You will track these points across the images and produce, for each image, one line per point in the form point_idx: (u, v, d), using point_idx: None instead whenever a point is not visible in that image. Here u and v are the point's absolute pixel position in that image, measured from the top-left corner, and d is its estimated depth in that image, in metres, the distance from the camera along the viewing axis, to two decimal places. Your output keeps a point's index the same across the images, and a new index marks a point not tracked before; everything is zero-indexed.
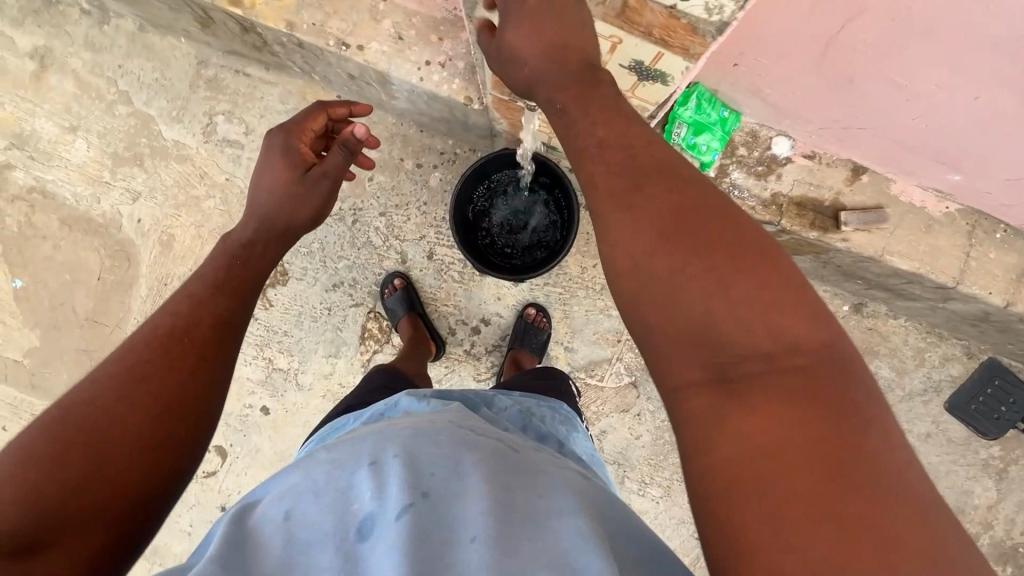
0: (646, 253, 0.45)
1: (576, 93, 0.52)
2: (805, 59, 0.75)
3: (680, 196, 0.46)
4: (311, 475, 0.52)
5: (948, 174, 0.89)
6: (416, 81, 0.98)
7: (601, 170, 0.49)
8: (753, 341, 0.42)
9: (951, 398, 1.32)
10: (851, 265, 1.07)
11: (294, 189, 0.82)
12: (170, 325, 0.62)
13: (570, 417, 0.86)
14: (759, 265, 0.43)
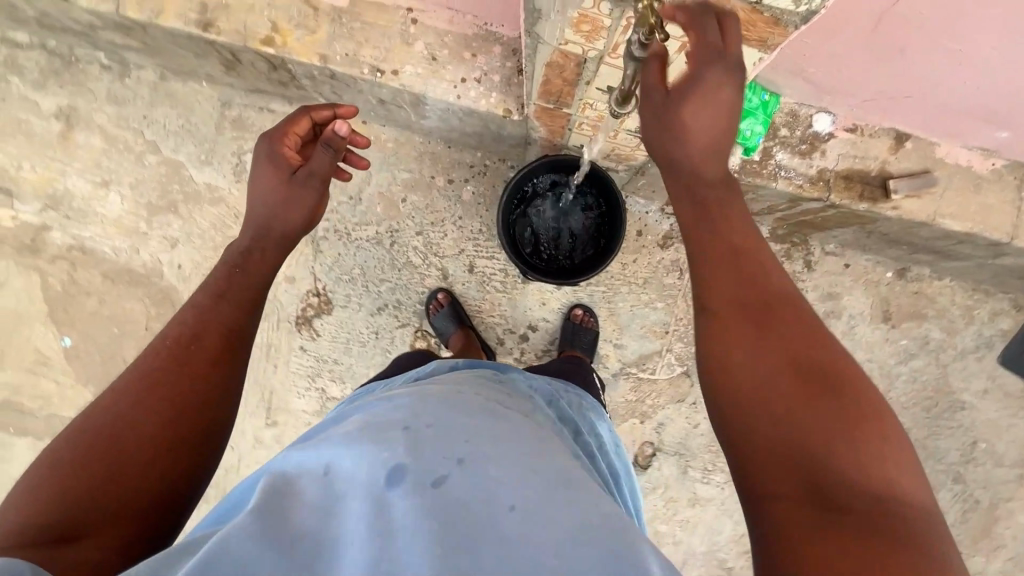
0: (770, 373, 0.48)
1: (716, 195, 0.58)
2: (859, 37, 0.76)
3: (807, 338, 0.50)
4: (347, 435, 0.53)
5: (995, 132, 0.90)
6: (453, 99, 0.99)
7: (736, 288, 0.53)
8: (868, 481, 0.43)
9: (1005, 352, 1.33)
10: (899, 232, 1.08)
11: (285, 193, 0.77)
12: (178, 333, 0.65)
13: (597, 408, 0.88)
14: (868, 420, 0.46)
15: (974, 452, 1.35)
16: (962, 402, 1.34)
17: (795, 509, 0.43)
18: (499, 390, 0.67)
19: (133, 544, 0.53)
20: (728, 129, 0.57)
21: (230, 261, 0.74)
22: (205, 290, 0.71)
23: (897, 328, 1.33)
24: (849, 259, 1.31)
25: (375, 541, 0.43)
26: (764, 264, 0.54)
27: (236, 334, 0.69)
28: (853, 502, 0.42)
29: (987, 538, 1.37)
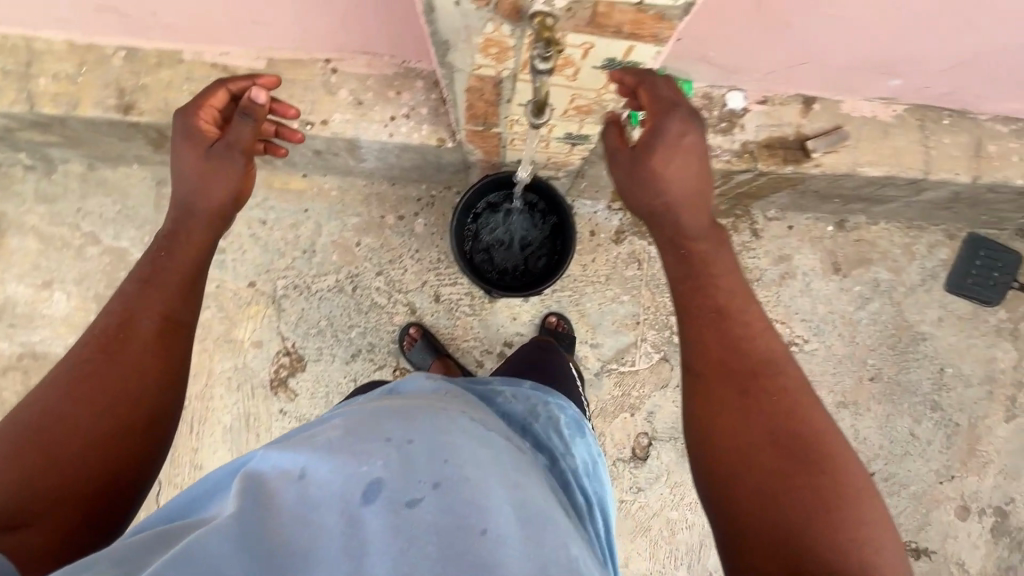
0: (755, 445, 0.56)
1: (702, 247, 0.65)
2: (745, 17, 0.80)
3: (788, 410, 0.58)
4: (326, 439, 0.54)
5: (889, 81, 0.97)
6: (386, 137, 1.01)
7: (720, 355, 0.61)
8: (844, 561, 0.50)
9: (949, 279, 1.40)
10: (828, 187, 1.14)
11: (202, 168, 0.71)
12: (107, 323, 0.65)
13: (580, 421, 0.84)
14: (844, 495, 0.53)
15: (944, 379, 1.42)
16: (922, 334, 1.41)
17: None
18: (479, 406, 0.68)
19: (87, 530, 0.58)
20: (701, 171, 0.65)
21: (156, 245, 0.71)
22: (131, 278, 0.69)
23: (849, 277, 1.40)
24: (791, 222, 1.38)
25: (344, 557, 0.45)
26: (749, 333, 0.62)
27: (171, 320, 0.67)
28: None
29: (974, 457, 1.43)
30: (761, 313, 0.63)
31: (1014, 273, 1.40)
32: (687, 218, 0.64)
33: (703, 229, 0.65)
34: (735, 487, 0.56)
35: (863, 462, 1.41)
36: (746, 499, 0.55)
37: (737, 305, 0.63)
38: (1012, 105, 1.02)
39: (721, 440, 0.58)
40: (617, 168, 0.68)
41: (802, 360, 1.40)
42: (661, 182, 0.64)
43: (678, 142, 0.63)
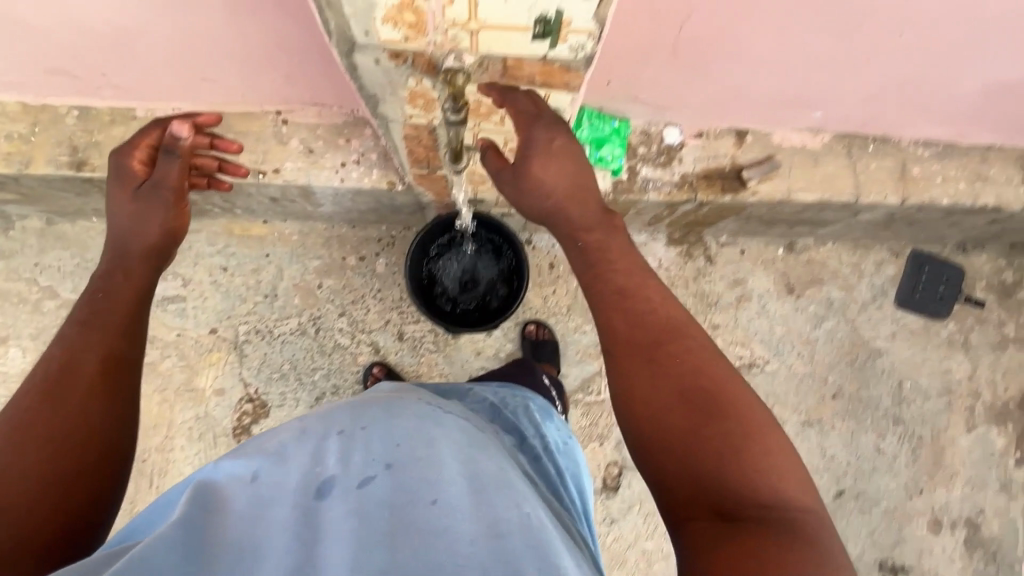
0: (667, 409, 0.58)
1: (595, 235, 0.70)
2: (663, 59, 0.84)
3: (695, 368, 0.60)
4: (283, 444, 0.59)
5: (811, 113, 1.01)
6: (338, 183, 1.04)
7: (624, 330, 0.64)
8: (755, 492, 0.53)
9: (897, 295, 1.45)
10: (770, 213, 1.19)
11: (135, 210, 0.74)
12: (48, 368, 0.61)
13: (547, 408, 0.97)
14: (754, 435, 0.56)
15: (903, 393, 1.45)
16: (877, 349, 1.45)
17: (704, 525, 0.53)
18: (439, 399, 0.74)
19: None
20: (578, 169, 0.70)
21: (91, 289, 0.69)
22: (71, 322, 0.65)
23: (802, 297, 1.44)
24: (743, 246, 1.43)
25: (299, 543, 0.49)
26: (650, 306, 0.65)
27: (116, 356, 0.64)
28: (743, 513, 0.52)
29: (940, 470, 1.44)
30: (661, 287, 0.67)
31: (958, 286, 1.45)
32: (574, 210, 0.70)
33: (588, 216, 0.70)
34: (655, 449, 0.58)
35: (833, 480, 1.42)
36: (670, 457, 0.56)
37: (637, 284, 0.66)
38: (932, 132, 1.07)
39: (640, 408, 0.60)
40: (504, 185, 0.74)
41: (764, 381, 1.42)
42: (545, 189, 0.70)
43: (550, 147, 0.68)
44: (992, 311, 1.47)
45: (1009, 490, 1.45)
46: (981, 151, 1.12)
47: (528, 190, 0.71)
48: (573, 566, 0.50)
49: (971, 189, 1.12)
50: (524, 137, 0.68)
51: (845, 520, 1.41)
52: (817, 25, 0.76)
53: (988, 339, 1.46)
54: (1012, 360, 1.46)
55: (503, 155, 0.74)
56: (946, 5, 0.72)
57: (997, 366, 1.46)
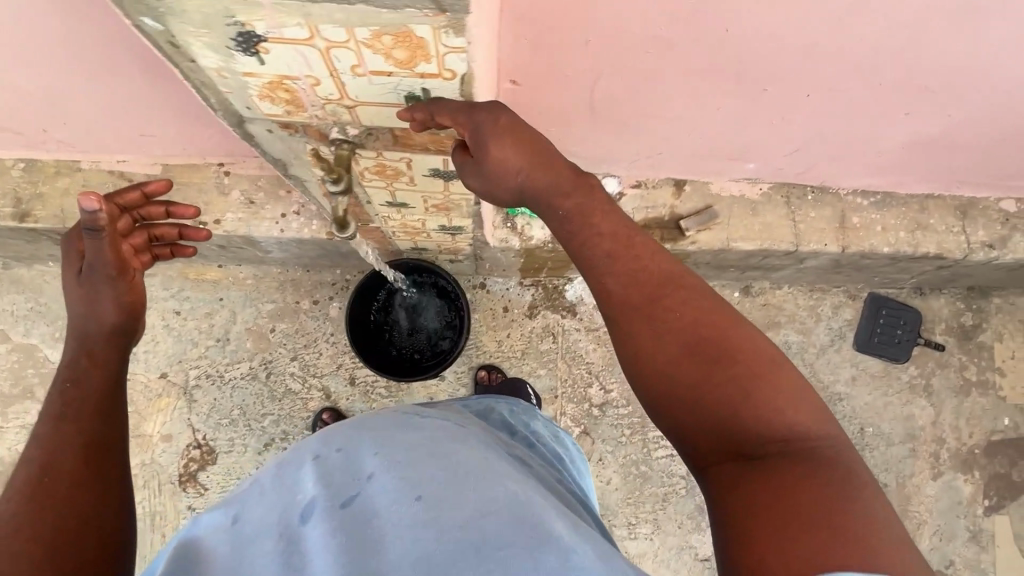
0: (671, 363, 0.52)
1: (576, 198, 0.55)
2: (585, 119, 0.85)
3: (696, 318, 0.52)
4: (258, 481, 0.54)
5: (746, 165, 1.02)
6: (278, 233, 1.06)
7: (619, 291, 0.54)
8: (772, 428, 0.49)
9: (856, 339, 1.43)
10: (716, 259, 1.20)
11: (84, 292, 0.63)
12: (25, 472, 0.52)
13: (530, 408, 0.92)
14: (763, 373, 0.50)
15: (865, 438, 1.42)
16: (837, 394, 1.43)
17: (733, 470, 0.49)
18: (420, 408, 0.71)
19: None
20: (539, 141, 0.55)
21: (58, 383, 0.59)
22: (44, 418, 0.56)
23: None
24: None
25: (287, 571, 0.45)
26: (640, 262, 0.54)
27: (96, 442, 0.55)
28: (765, 452, 0.49)
29: (906, 519, 1.40)
30: (646, 236, 0.55)
31: (916, 330, 1.43)
32: (546, 178, 0.55)
33: (563, 184, 0.55)
34: (668, 410, 0.52)
35: None
36: (687, 412, 0.51)
37: (626, 235, 0.55)
38: (866, 182, 1.08)
39: (649, 370, 0.53)
40: (468, 177, 0.58)
41: None
42: (512, 169, 0.54)
43: (498, 127, 0.52)
44: (953, 355, 1.44)
45: (979, 541, 1.40)
46: (920, 200, 1.13)
47: (491, 184, 0.56)
48: (570, 532, 0.49)
49: (911, 237, 1.13)
50: (466, 128, 0.52)
51: None
52: (725, 88, 0.77)
53: (950, 384, 1.44)
54: (975, 405, 1.44)
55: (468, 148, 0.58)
56: (851, 70, 0.74)
57: (961, 412, 1.43)
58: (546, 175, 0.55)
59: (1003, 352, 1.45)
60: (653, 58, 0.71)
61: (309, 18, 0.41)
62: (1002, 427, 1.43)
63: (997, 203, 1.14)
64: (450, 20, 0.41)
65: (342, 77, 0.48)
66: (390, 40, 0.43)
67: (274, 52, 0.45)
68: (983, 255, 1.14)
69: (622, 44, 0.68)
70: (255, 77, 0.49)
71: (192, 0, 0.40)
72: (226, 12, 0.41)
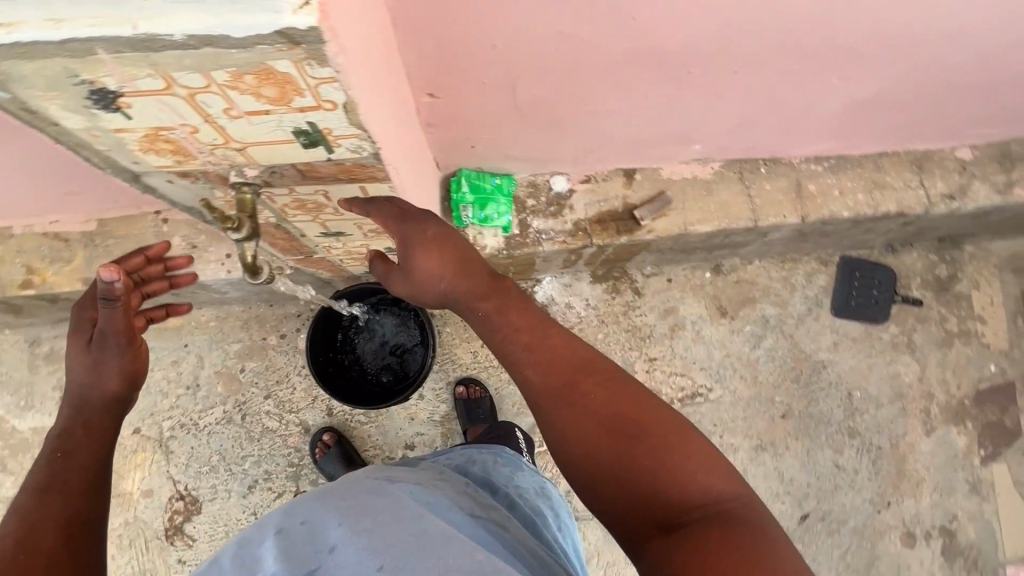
0: (591, 442, 0.55)
1: (495, 301, 0.62)
2: (515, 123, 0.83)
3: (609, 398, 0.57)
4: (219, 559, 0.53)
5: (692, 146, 1.00)
6: (226, 274, 1.03)
7: (540, 379, 0.59)
8: (686, 496, 0.51)
9: (834, 304, 1.41)
10: (678, 244, 1.17)
11: (91, 361, 0.60)
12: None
13: (514, 458, 0.90)
14: (672, 444, 0.54)
15: (855, 403, 1.40)
16: (822, 362, 1.40)
17: (660, 540, 0.49)
18: (396, 466, 0.71)
19: None
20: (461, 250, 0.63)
21: (42, 454, 0.57)
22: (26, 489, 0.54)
23: (737, 318, 1.40)
24: (669, 274, 1.39)
25: None
26: (555, 348, 0.60)
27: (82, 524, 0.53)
28: (686, 517, 0.50)
29: (905, 479, 1.38)
30: (562, 329, 0.62)
31: (892, 288, 1.41)
32: (467, 276, 0.63)
33: (479, 289, 0.63)
34: (596, 487, 0.54)
35: (794, 504, 1.36)
36: (611, 488, 0.53)
37: (539, 324, 0.62)
38: (818, 148, 1.06)
39: (574, 453, 0.56)
40: (396, 286, 0.67)
41: (710, 410, 1.38)
42: (438, 277, 0.62)
43: (428, 239, 0.62)
44: (932, 308, 1.42)
45: (979, 491, 1.38)
46: (874, 159, 1.11)
47: (417, 288, 0.64)
48: None
49: (869, 198, 1.11)
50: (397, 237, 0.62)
51: (815, 545, 1.35)
52: (648, 77, 0.76)
53: (933, 337, 1.42)
54: (959, 355, 1.42)
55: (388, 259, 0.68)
56: (771, 46, 0.72)
57: (947, 364, 1.41)
58: (463, 277, 0.62)
59: (982, 299, 1.43)
60: (566, 58, 0.69)
61: (158, 67, 0.38)
62: (990, 375, 1.41)
63: (951, 153, 1.12)
64: (308, 51, 0.38)
65: (220, 121, 0.45)
66: (253, 78, 0.40)
67: (137, 106, 0.42)
68: (944, 207, 1.12)
69: (529, 48, 0.66)
70: (128, 132, 0.46)
71: (27, 65, 0.37)
72: (68, 71, 0.38)
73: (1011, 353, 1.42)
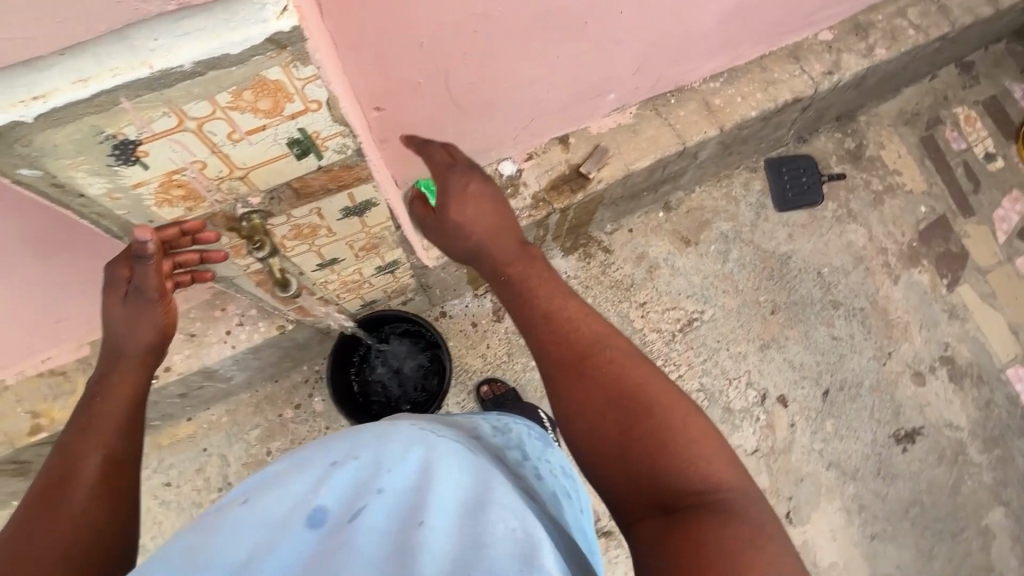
0: (599, 416, 0.62)
1: (519, 266, 0.74)
2: (456, 116, 0.92)
3: (620, 376, 0.64)
4: (284, 475, 0.60)
5: (608, 97, 1.12)
6: (231, 350, 1.04)
7: (555, 351, 0.67)
8: (685, 480, 0.57)
9: (775, 201, 1.55)
10: (627, 188, 1.28)
11: (128, 314, 0.62)
12: (45, 478, 0.54)
13: (544, 434, 0.95)
14: (674, 432, 0.59)
15: (827, 278, 1.52)
16: (786, 254, 1.53)
17: (654, 521, 0.55)
18: (440, 422, 0.77)
19: None
20: (496, 211, 0.76)
21: (86, 395, 0.61)
22: (71, 427, 0.58)
23: (700, 242, 1.51)
24: (628, 225, 1.50)
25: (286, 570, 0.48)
26: (573, 325, 0.68)
27: (115, 461, 0.57)
28: (681, 502, 0.56)
29: (894, 327, 1.51)
30: (580, 303, 0.71)
31: (817, 171, 1.57)
32: (498, 252, 0.74)
33: (510, 250, 0.75)
34: (602, 459, 0.61)
35: (813, 385, 1.45)
36: (615, 460, 0.60)
37: (557, 305, 0.70)
38: (710, 67, 1.21)
39: (580, 425, 0.63)
40: (427, 230, 0.80)
41: (709, 329, 1.47)
42: (465, 229, 0.75)
43: (467, 190, 0.76)
44: (855, 177, 1.59)
45: (957, 315, 1.53)
46: (758, 63, 1.27)
47: (444, 233, 0.78)
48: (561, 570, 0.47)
49: (767, 95, 1.26)
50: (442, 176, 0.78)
51: (845, 414, 1.44)
52: (554, 38, 0.87)
53: (866, 200, 1.58)
54: (893, 208, 1.58)
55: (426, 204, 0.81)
56: None
57: (887, 218, 1.57)
58: (496, 238, 0.75)
59: (891, 156, 1.61)
60: (484, 37, 0.79)
61: (172, 103, 0.44)
62: (923, 215, 1.58)
63: (816, 38, 1.30)
64: (293, 54, 0.45)
65: (224, 150, 0.51)
66: (250, 94, 0.47)
67: (154, 151, 0.48)
68: (828, 82, 1.29)
69: (452, 34, 0.75)
70: (145, 185, 0.51)
71: (58, 132, 0.43)
72: (95, 129, 0.43)
73: (932, 191, 1.60)
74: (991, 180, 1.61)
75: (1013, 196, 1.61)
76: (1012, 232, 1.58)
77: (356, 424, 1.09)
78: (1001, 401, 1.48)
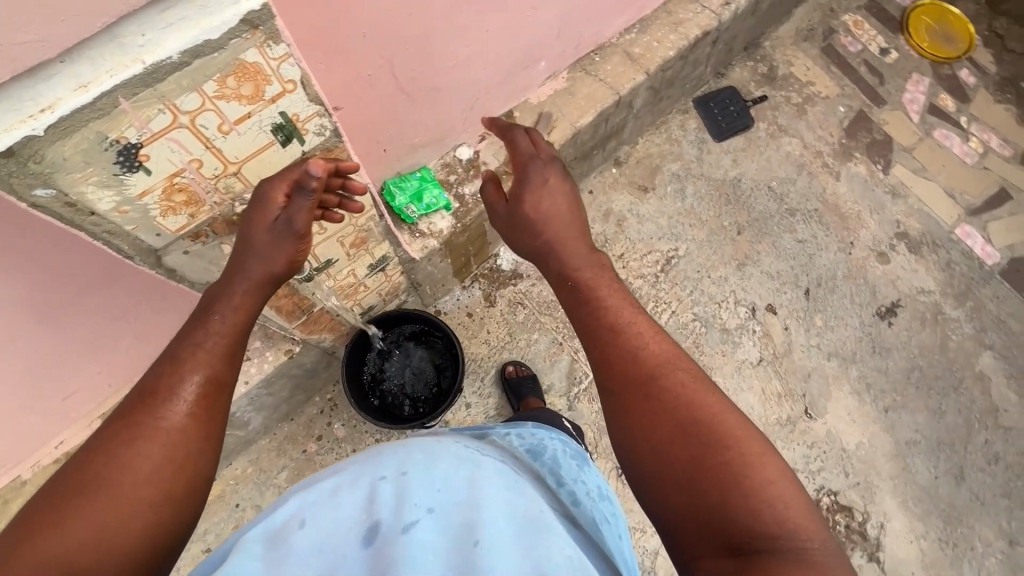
0: (667, 441, 0.59)
1: (589, 269, 0.73)
2: (406, 105, 0.97)
3: (691, 403, 0.60)
4: (337, 492, 0.60)
5: (539, 65, 1.19)
6: (245, 387, 1.05)
7: (626, 372, 0.64)
8: (760, 522, 0.52)
9: (712, 133, 1.66)
10: (578, 149, 1.36)
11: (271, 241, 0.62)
12: (151, 380, 0.55)
13: (581, 450, 0.91)
14: (748, 468, 0.55)
15: (778, 190, 1.63)
16: (735, 178, 1.63)
17: (720, 563, 0.52)
18: (485, 443, 0.77)
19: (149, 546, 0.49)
20: (569, 206, 0.77)
21: (203, 308, 0.61)
22: (180, 338, 0.58)
23: (657, 186, 1.60)
24: (587, 188, 1.58)
25: None
26: (642, 346, 0.65)
27: (213, 382, 0.57)
28: (754, 544, 0.51)
29: (848, 218, 1.62)
30: (651, 324, 0.68)
31: (740, 99, 1.69)
32: (569, 254, 0.74)
33: (584, 254, 0.75)
34: (665, 479, 0.57)
35: (794, 288, 1.54)
36: (681, 489, 0.56)
37: (625, 319, 0.68)
38: (621, 21, 1.30)
39: (640, 440, 0.60)
40: (496, 217, 0.82)
41: (688, 262, 1.55)
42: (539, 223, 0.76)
43: (542, 182, 0.77)
44: (775, 96, 1.72)
45: (899, 193, 1.66)
46: (663, 9, 1.38)
47: (512, 223, 0.79)
48: None
49: (678, 35, 1.36)
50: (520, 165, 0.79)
51: (829, 306, 1.53)
52: (476, 14, 0.93)
53: (790, 113, 1.71)
54: (816, 114, 1.71)
55: (501, 189, 0.82)
56: None
57: (813, 125, 1.70)
58: (567, 243, 0.75)
59: (800, 70, 1.75)
60: (418, 20, 0.84)
61: (166, 98, 0.48)
62: (844, 114, 1.72)
63: None
64: (266, 33, 0.49)
65: (216, 144, 0.55)
66: (233, 80, 0.50)
67: (155, 154, 0.51)
68: (728, 12, 1.40)
69: (389, 22, 0.80)
70: (150, 193, 0.55)
71: (67, 144, 0.46)
72: (100, 135, 0.47)
73: (845, 91, 1.74)
74: (891, 70, 1.77)
75: (915, 79, 1.77)
76: (923, 110, 1.74)
77: (387, 427, 1.11)
78: (959, 258, 1.60)
